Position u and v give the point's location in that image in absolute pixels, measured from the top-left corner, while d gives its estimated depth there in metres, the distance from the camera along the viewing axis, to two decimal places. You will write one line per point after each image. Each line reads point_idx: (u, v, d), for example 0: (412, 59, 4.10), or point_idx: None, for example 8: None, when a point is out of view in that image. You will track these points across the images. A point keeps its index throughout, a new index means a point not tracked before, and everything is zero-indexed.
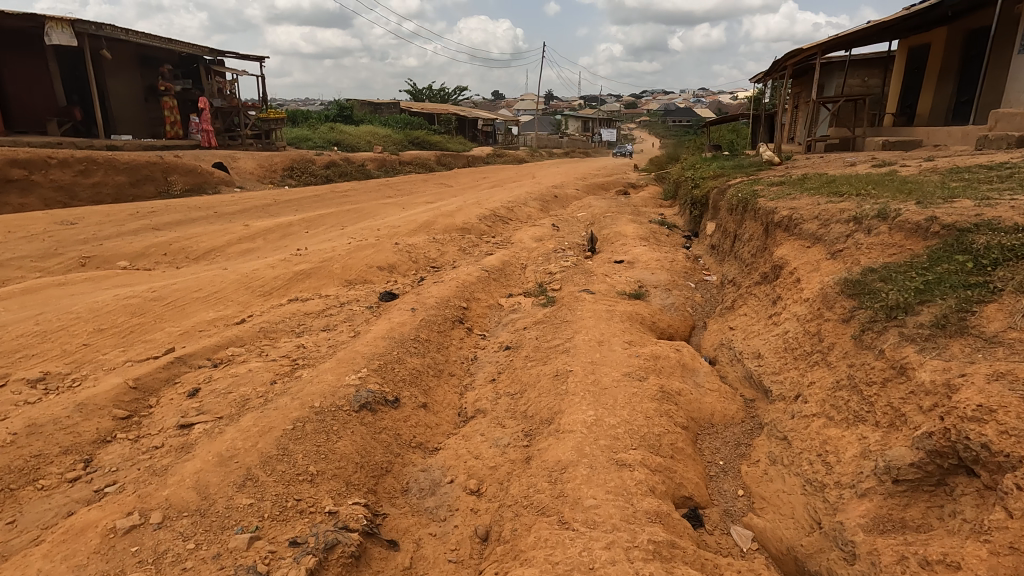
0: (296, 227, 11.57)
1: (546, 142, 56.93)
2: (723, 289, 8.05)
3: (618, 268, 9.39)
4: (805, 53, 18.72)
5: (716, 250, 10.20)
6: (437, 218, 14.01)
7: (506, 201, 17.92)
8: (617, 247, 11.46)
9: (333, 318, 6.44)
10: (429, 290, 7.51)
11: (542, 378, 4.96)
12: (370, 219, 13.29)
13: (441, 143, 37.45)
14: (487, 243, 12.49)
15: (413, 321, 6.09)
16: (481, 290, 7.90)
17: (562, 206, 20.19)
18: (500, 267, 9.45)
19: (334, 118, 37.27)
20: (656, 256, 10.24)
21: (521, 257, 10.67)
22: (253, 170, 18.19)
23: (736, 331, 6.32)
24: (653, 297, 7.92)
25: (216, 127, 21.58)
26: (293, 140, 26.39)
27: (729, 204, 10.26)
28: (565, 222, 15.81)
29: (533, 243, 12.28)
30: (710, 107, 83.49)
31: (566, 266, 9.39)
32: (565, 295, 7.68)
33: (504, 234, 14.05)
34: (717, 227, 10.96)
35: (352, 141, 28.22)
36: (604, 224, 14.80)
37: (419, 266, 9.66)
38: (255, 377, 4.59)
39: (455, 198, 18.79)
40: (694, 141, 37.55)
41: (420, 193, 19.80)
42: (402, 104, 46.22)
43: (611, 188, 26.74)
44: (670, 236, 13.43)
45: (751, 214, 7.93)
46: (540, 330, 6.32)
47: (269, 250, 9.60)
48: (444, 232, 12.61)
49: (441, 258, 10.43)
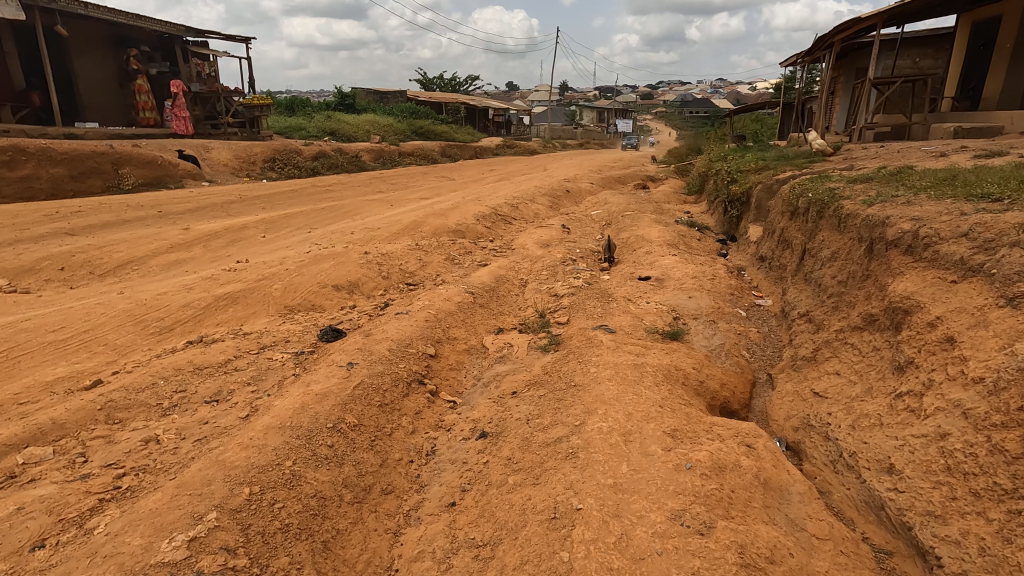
0: (252, 231, 9.63)
1: (559, 133, 54.52)
2: (790, 324, 5.93)
3: (643, 288, 7.31)
4: (856, 27, 16.27)
5: (770, 264, 8.04)
6: (427, 218, 11.98)
7: (510, 197, 15.84)
8: (640, 258, 9.34)
9: (233, 377, 4.44)
10: (387, 326, 5.49)
11: (530, 519, 2.92)
12: (347, 220, 11.31)
13: (447, 133, 35.33)
14: (482, 250, 10.44)
15: (342, 388, 4.04)
16: (460, 324, 5.88)
17: (575, 203, 18.01)
18: (491, 287, 7.42)
19: (335, 107, 35.38)
20: (691, 271, 8.13)
21: (520, 270, 8.63)
22: (228, 161, 16.34)
23: (830, 405, 4.22)
24: (695, 335, 5.83)
25: (195, 114, 19.70)
26: (284, 129, 24.49)
27: (786, 205, 8.08)
28: (576, 222, 13.69)
29: (537, 250, 10.24)
30: (731, 95, 79.21)
31: (577, 285, 7.32)
32: (573, 332, 5.63)
33: (506, 237, 12.01)
34: (768, 233, 8.80)
35: (350, 130, 26.28)
36: (622, 225, 12.69)
37: (391, 285, 7.67)
38: (7, 534, 2.63)
39: (454, 193, 16.76)
40: (717, 131, 34.99)
41: (417, 188, 17.85)
42: (409, 93, 44.26)
43: (628, 181, 24.52)
44: (701, 242, 11.28)
45: (832, 222, 5.76)
46: (533, 397, 4.28)
47: (202, 264, 7.65)
48: (432, 236, 10.59)
49: (420, 271, 8.42)
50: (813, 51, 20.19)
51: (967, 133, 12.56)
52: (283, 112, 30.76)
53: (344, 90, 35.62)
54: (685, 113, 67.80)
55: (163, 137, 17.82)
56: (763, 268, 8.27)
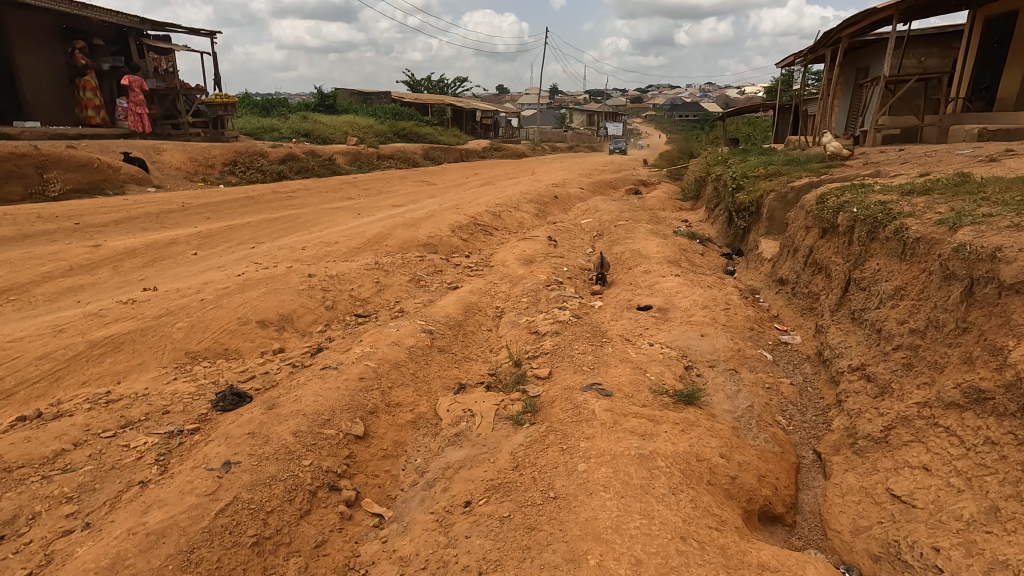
0: (181, 248, 8.18)
1: (548, 135, 53.34)
2: (836, 378, 4.61)
3: (644, 322, 5.96)
4: (865, 22, 15.11)
5: (794, 290, 6.73)
6: (395, 230, 10.59)
7: (493, 205, 14.48)
8: (637, 280, 8.01)
9: (51, 486, 3.03)
10: (305, 388, 4.09)
11: None
12: (301, 232, 9.89)
13: (431, 135, 33.94)
14: (455, 268, 9.06)
15: (194, 519, 2.70)
16: (407, 382, 4.50)
17: (563, 210, 16.69)
18: (457, 321, 6.05)
19: (315, 107, 33.88)
20: (699, 298, 6.80)
21: (496, 297, 7.27)
22: (181, 164, 14.84)
23: (927, 529, 2.90)
24: (715, 395, 4.50)
25: (152, 112, 18.16)
26: (254, 130, 23.00)
27: (812, 219, 6.79)
28: (564, 233, 12.37)
29: (518, 268, 8.88)
30: (720, 101, 77.98)
31: (563, 318, 5.96)
32: (556, 394, 4.27)
33: (485, 251, 10.65)
34: (787, 251, 7.51)
35: (326, 131, 24.83)
36: (615, 238, 11.37)
37: (336, 318, 6.28)
38: None
39: (432, 200, 15.39)
40: (709, 134, 33.93)
41: (392, 193, 16.49)
42: (394, 94, 42.84)
43: (620, 186, 23.28)
44: (704, 258, 9.97)
45: (892, 247, 4.45)
46: (496, 519, 2.91)
47: (98, 292, 6.20)
48: (398, 252, 9.24)
49: (376, 298, 7.03)
50: (815, 49, 19.04)
51: (992, 135, 11.48)
52: (256, 112, 29.20)
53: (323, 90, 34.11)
54: (674, 116, 66.92)
55: (113, 138, 16.30)
56: (785, 295, 6.96)
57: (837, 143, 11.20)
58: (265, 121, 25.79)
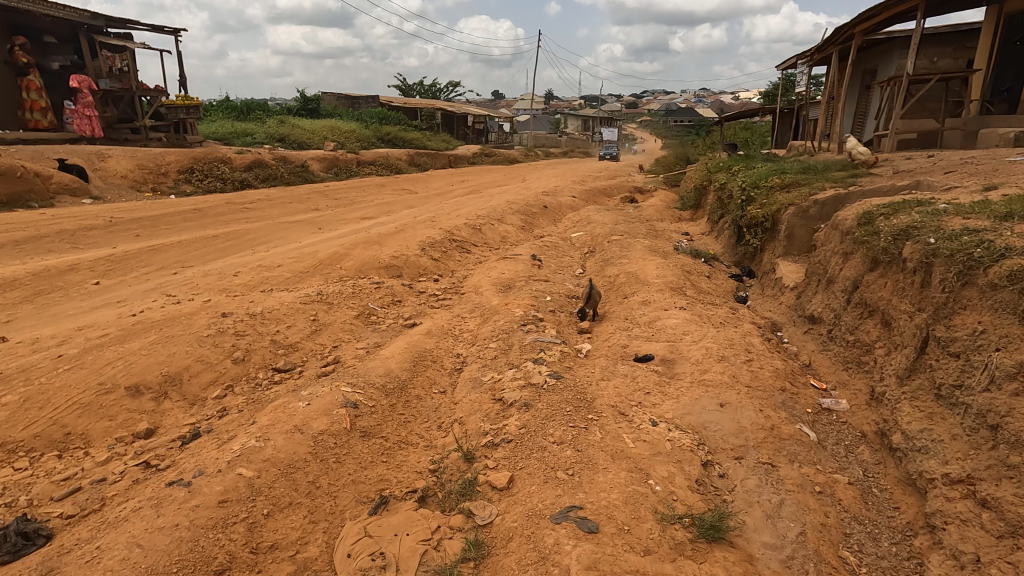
0: (79, 276, 6.78)
1: (542, 142, 52.19)
2: (923, 485, 3.23)
3: (644, 384, 4.56)
4: (881, 18, 13.82)
5: (833, 334, 5.35)
6: (355, 248, 9.18)
7: (474, 216, 13.11)
8: (635, 314, 6.62)
9: None
10: (125, 529, 2.70)
11: None
12: (242, 253, 8.48)
13: (418, 140, 32.62)
14: (419, 296, 7.66)
15: None
16: (300, 500, 3.09)
17: (552, 222, 15.31)
18: (401, 381, 4.65)
19: (297, 111, 32.53)
20: (712, 343, 5.40)
21: (460, 340, 5.88)
22: (128, 172, 13.42)
23: None
24: (749, 516, 3.10)
25: (105, 116, 16.75)
26: (224, 135, 21.61)
27: (855, 244, 5.44)
28: (551, 249, 11.00)
29: (493, 298, 7.49)
30: (715, 107, 76.96)
31: (537, 377, 4.56)
32: (515, 526, 2.87)
33: (460, 273, 9.27)
34: (819, 279, 6.14)
35: (303, 136, 23.42)
36: (608, 256, 9.99)
37: (246, 374, 4.87)
38: None
39: (408, 211, 14.01)
40: (707, 138, 32.71)
41: (366, 203, 15.11)
42: (382, 98, 41.53)
43: (615, 194, 21.97)
44: (712, 283, 8.59)
45: (1009, 302, 3.11)
46: None
47: None
48: (351, 279, 7.83)
49: (307, 343, 5.62)
50: (821, 48, 17.83)
51: None
52: (233, 116, 27.82)
53: (306, 93, 32.75)
54: (670, 121, 65.88)
55: (59, 143, 14.86)
56: (819, 338, 5.57)
57: (861, 148, 9.89)
58: (239, 126, 24.38)
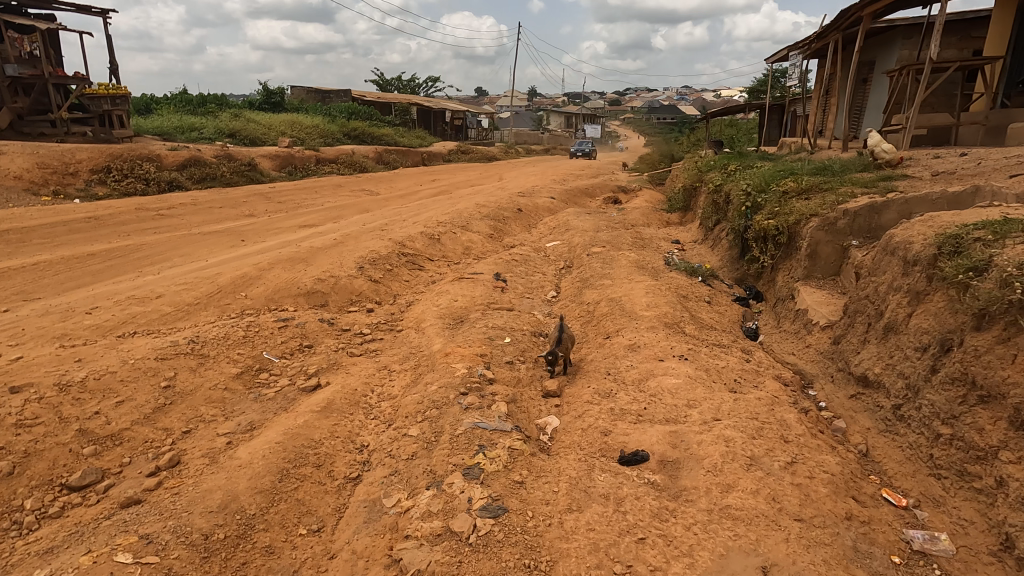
0: None
1: (523, 138, 50.43)
2: None
3: (633, 520, 2.86)
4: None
5: (903, 413, 3.74)
6: (271, 268, 7.36)
7: (434, 224, 11.33)
8: (620, 369, 4.93)
9: None
10: None
11: None
12: (116, 278, 6.61)
13: (390, 136, 30.64)
14: (339, 335, 5.88)
15: None
16: None
17: (526, 228, 13.58)
18: (245, 521, 2.95)
19: (259, 105, 30.34)
20: (730, 424, 3.73)
21: (372, 418, 4.13)
22: (24, 172, 11.39)
23: None
24: None
25: (14, 106, 14.51)
26: (166, 130, 19.51)
27: (932, 281, 3.82)
28: (520, 264, 9.30)
29: (436, 340, 5.76)
30: (697, 104, 76.01)
31: (465, 514, 2.84)
32: None
33: (405, 298, 7.52)
34: (868, 324, 4.51)
35: (257, 131, 21.39)
36: (586, 275, 8.30)
37: (4, 504, 3.11)
38: None
39: (360, 216, 12.18)
40: (691, 136, 31.23)
41: (314, 206, 13.28)
42: (354, 91, 39.40)
43: (597, 194, 20.35)
44: (714, 312, 6.94)
45: None
46: None
47: None
48: (251, 314, 6.04)
49: (140, 428, 3.84)
50: (820, 36, 16.31)
51: None
52: (182, 109, 25.55)
53: (267, 85, 30.51)
54: (654, 119, 64.56)
55: None
56: (880, 416, 3.95)
57: (885, 144, 8.32)
58: (185, 120, 22.23)
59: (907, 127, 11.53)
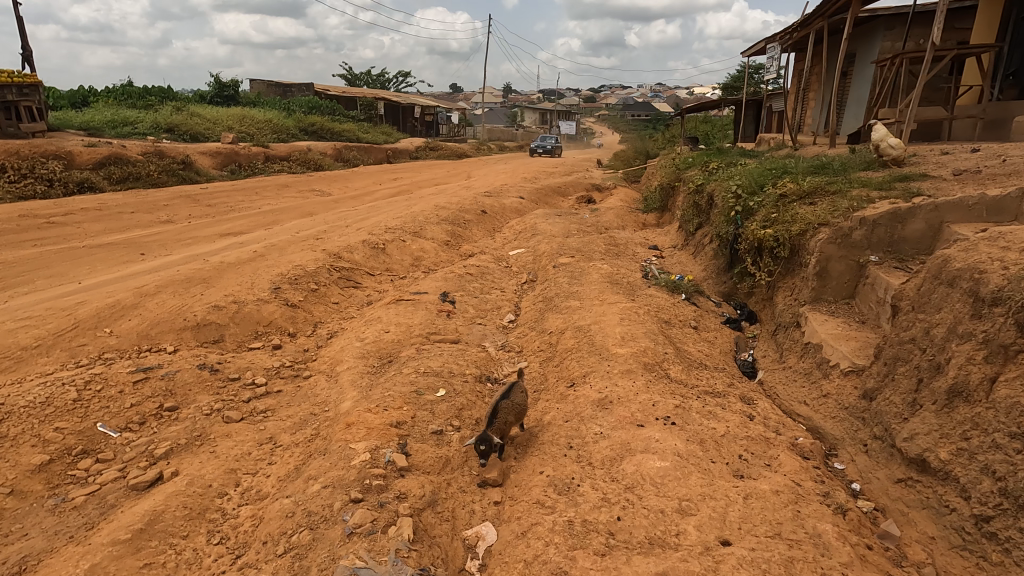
0: None
1: (495, 135, 49.06)
2: None
3: None
4: None
5: (997, 532, 2.55)
6: (156, 293, 5.88)
7: (381, 230, 9.92)
8: (586, 442, 3.66)
9: None
10: None
11: None
12: None
13: (353, 132, 28.94)
14: (218, 388, 4.44)
15: None
16: None
17: (489, 232, 12.27)
18: None
19: (210, 99, 28.36)
20: (745, 558, 2.50)
21: (214, 545, 2.79)
22: None
23: None
24: None
25: None
26: (93, 124, 17.64)
27: None
28: (475, 279, 7.98)
29: (348, 393, 4.40)
30: (670, 102, 75.54)
31: None
32: None
33: (327, 328, 6.11)
34: (919, 380, 3.31)
35: (199, 126, 19.60)
36: (551, 293, 7.03)
37: None
38: None
39: (298, 221, 10.72)
40: (667, 132, 30.24)
41: (249, 210, 11.75)
42: (317, 86, 37.53)
43: (569, 193, 19.14)
44: (702, 342, 5.72)
45: None
46: None
47: None
48: (104, 362, 4.61)
49: None
50: (803, 24, 15.32)
51: None
52: (120, 103, 23.51)
53: (219, 77, 28.58)
54: (628, 115, 63.79)
55: None
56: (954, 524, 2.75)
57: (892, 138, 7.23)
58: (120, 114, 20.29)
59: (900, 121, 10.55)
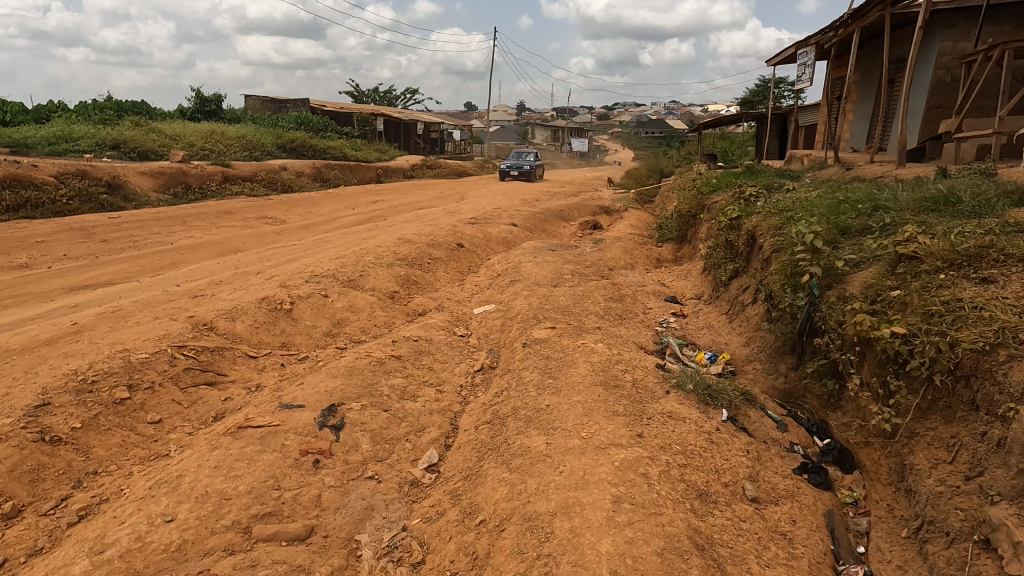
0: None
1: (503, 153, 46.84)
2: None
3: None
4: None
5: None
6: None
7: (300, 280, 7.29)
8: None
9: None
10: None
11: None
12: None
13: (342, 149, 26.71)
14: None
15: None
16: None
17: (461, 274, 9.65)
18: None
19: (191, 114, 26.46)
20: None
21: None
22: None
23: None
24: None
25: None
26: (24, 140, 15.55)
27: None
28: (400, 366, 5.25)
29: None
30: (687, 119, 73.06)
31: None
32: None
33: (91, 494, 3.45)
34: None
35: (153, 142, 17.44)
36: (504, 408, 4.29)
37: None
38: None
39: (201, 264, 8.19)
40: (685, 148, 27.60)
41: (152, 246, 9.29)
42: (313, 102, 35.69)
43: (572, 217, 16.54)
44: (775, 552, 2.91)
45: None
46: None
47: None
48: None
49: None
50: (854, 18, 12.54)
51: None
52: (83, 117, 21.58)
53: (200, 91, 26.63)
54: (642, 133, 61.40)
55: None
56: None
57: None
58: (68, 129, 18.13)
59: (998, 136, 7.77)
